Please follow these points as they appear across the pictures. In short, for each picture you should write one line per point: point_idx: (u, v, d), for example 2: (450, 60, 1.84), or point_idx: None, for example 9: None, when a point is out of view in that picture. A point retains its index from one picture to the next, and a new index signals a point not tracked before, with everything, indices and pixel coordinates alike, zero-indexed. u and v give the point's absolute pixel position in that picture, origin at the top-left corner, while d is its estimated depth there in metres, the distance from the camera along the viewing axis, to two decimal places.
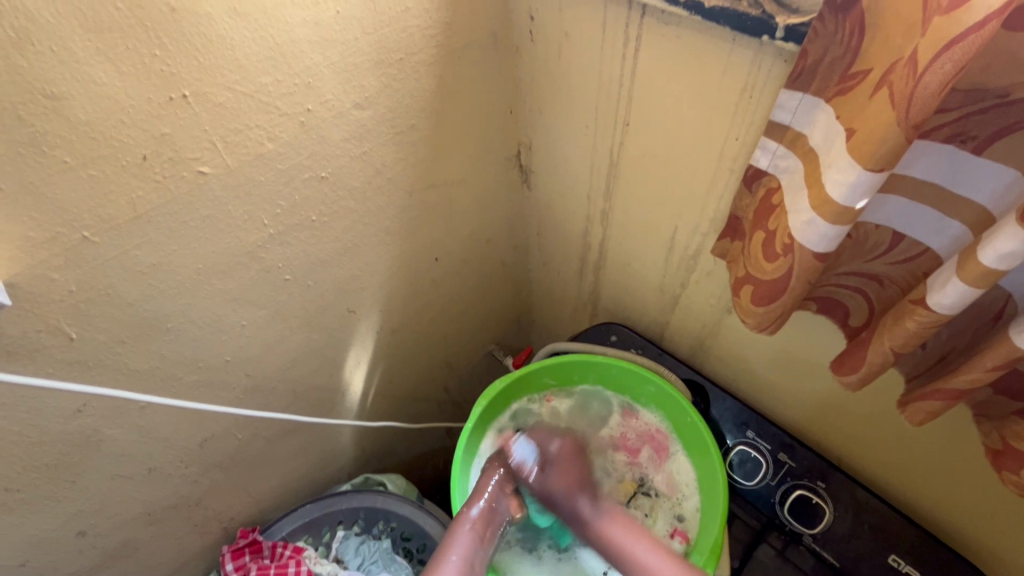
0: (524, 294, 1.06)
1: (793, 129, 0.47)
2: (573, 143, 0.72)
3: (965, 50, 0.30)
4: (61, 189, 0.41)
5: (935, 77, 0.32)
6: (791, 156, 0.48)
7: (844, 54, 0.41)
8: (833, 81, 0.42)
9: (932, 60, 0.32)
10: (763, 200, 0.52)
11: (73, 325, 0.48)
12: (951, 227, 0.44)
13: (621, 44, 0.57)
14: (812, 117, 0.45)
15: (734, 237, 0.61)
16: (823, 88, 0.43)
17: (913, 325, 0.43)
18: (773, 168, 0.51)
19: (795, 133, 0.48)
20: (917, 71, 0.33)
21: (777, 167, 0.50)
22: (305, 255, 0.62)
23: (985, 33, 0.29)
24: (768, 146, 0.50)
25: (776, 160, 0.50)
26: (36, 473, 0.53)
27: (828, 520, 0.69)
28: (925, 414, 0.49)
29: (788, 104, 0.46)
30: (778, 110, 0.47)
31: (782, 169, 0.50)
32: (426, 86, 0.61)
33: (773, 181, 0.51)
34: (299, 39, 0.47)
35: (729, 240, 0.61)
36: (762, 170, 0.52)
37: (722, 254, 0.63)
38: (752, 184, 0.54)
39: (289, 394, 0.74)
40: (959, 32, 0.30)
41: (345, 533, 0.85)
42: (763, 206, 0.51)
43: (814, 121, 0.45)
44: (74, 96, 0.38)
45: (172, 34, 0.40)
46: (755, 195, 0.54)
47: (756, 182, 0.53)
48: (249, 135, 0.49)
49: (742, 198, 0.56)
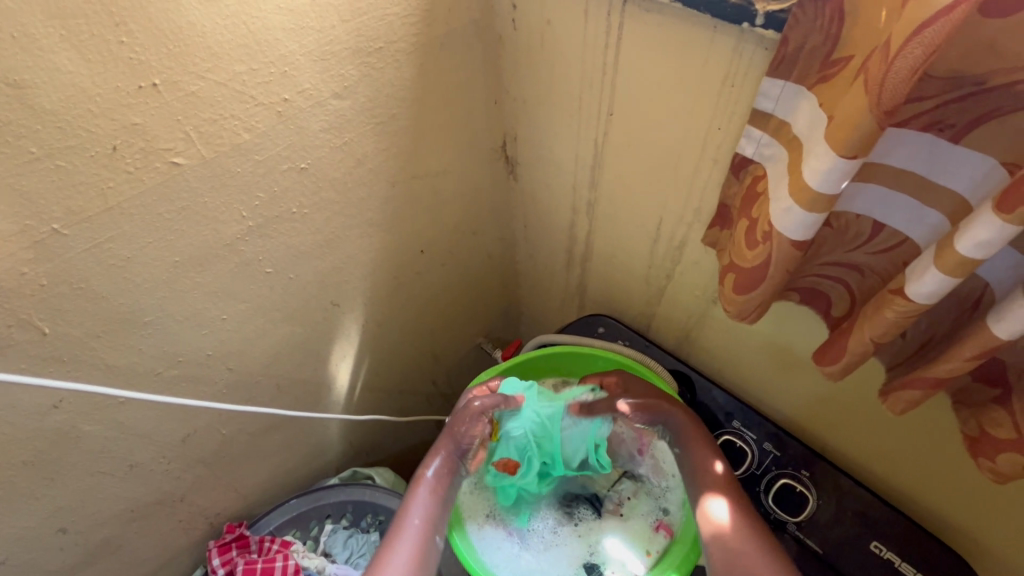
0: (512, 286, 1.06)
1: (777, 117, 0.47)
2: (558, 134, 0.71)
3: (937, 35, 0.30)
4: (28, 180, 0.40)
5: (905, 62, 0.32)
6: (774, 145, 0.48)
7: (824, 42, 0.40)
8: (814, 68, 0.42)
9: (903, 46, 0.31)
10: (748, 188, 0.52)
11: (45, 319, 0.47)
12: (930, 216, 0.44)
13: (603, 32, 0.57)
14: (794, 105, 0.45)
15: (723, 225, 0.60)
16: (804, 75, 0.43)
17: (890, 314, 0.43)
18: (759, 157, 0.50)
19: (777, 121, 0.47)
20: (890, 56, 0.32)
21: (763, 155, 0.50)
22: (286, 248, 0.61)
23: (954, 16, 0.29)
24: (752, 134, 0.50)
25: (761, 149, 0.50)
26: (13, 470, 0.52)
27: (812, 508, 0.70)
28: (905, 404, 0.49)
29: (771, 91, 0.46)
30: (761, 98, 0.47)
31: (767, 158, 0.49)
32: (406, 75, 0.60)
33: (759, 169, 0.51)
34: (274, 27, 0.46)
35: (719, 228, 0.61)
36: (748, 159, 0.52)
37: (715, 242, 0.63)
38: (739, 172, 0.54)
39: (274, 388, 0.73)
40: (929, 17, 0.30)
41: (334, 527, 0.85)
42: (748, 193, 0.51)
43: (796, 108, 0.45)
44: (38, 84, 0.37)
45: (139, 19, 0.39)
46: (742, 182, 0.54)
47: (743, 171, 0.53)
48: (223, 125, 0.48)
49: (730, 186, 0.56)
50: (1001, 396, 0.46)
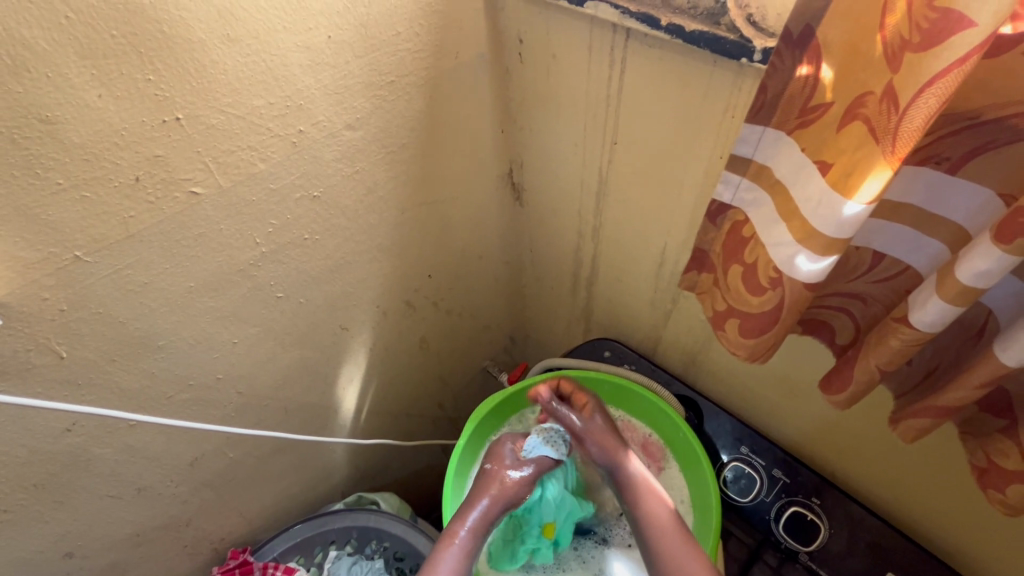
0: (519, 310, 1.06)
1: (754, 163, 0.46)
2: (563, 161, 0.73)
3: (948, 86, 0.31)
4: (55, 210, 0.41)
5: (919, 110, 0.32)
6: (756, 189, 0.47)
7: (802, 89, 0.41)
8: (790, 117, 0.42)
9: (917, 95, 0.32)
10: (731, 233, 0.52)
11: (63, 344, 0.48)
12: (930, 245, 0.44)
13: (606, 65, 0.58)
14: (773, 151, 0.45)
15: (700, 269, 0.59)
16: (782, 122, 0.43)
17: (896, 343, 0.43)
18: (738, 201, 0.50)
19: (756, 167, 0.47)
20: (902, 106, 0.33)
21: (741, 200, 0.49)
22: (297, 273, 0.63)
23: (965, 68, 0.30)
24: (730, 180, 0.49)
25: (740, 193, 0.49)
26: (24, 493, 0.53)
27: (823, 538, 0.69)
28: (915, 431, 0.49)
29: (749, 137, 0.45)
30: (739, 144, 0.46)
31: (748, 202, 0.49)
32: (417, 107, 0.62)
33: (739, 214, 0.50)
34: (292, 63, 0.48)
35: (696, 272, 0.60)
36: (726, 205, 0.51)
37: (691, 285, 0.62)
38: (717, 219, 0.53)
39: (282, 411, 0.73)
40: (941, 68, 0.30)
41: (338, 553, 0.84)
42: (733, 239, 0.51)
43: (777, 155, 0.45)
44: (68, 120, 0.39)
45: (166, 59, 0.41)
46: (720, 228, 0.54)
47: (722, 216, 0.53)
48: (241, 156, 0.50)
49: (707, 231, 0.55)
50: (1007, 427, 0.46)
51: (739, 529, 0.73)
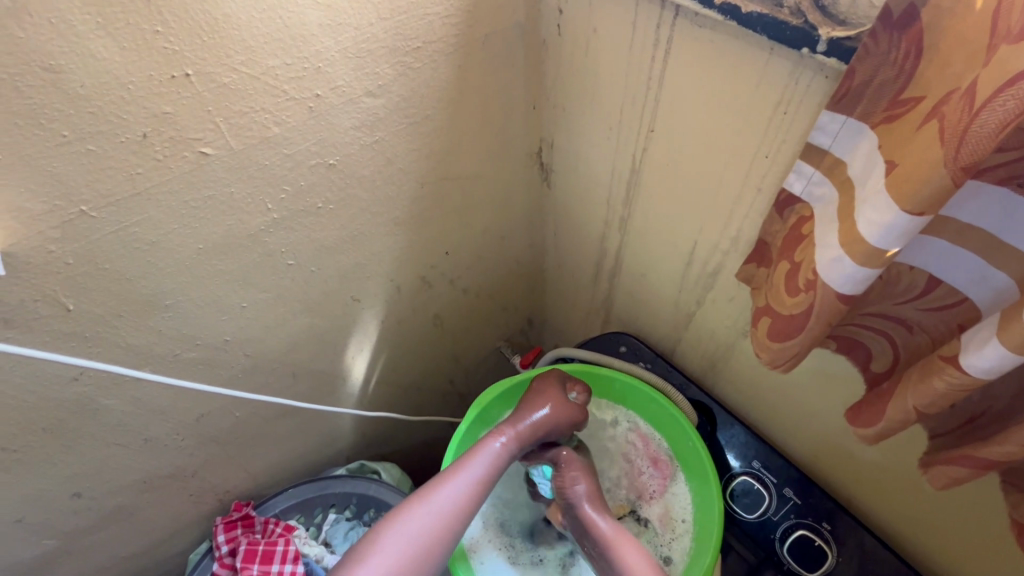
0: (539, 294, 1.04)
1: (832, 155, 0.42)
2: (595, 144, 0.69)
3: None
4: (58, 162, 0.40)
5: (994, 114, 0.28)
6: (827, 184, 0.43)
7: (896, 76, 0.36)
8: (879, 107, 0.38)
9: (994, 95, 0.28)
10: (792, 229, 0.47)
11: (69, 296, 0.48)
12: (995, 278, 0.39)
13: (651, 43, 0.53)
14: (855, 145, 0.41)
15: (760, 264, 0.55)
16: (867, 114, 0.39)
17: (940, 385, 0.39)
18: (807, 195, 0.46)
19: (832, 160, 0.43)
20: (974, 106, 0.29)
21: (812, 194, 0.45)
22: (309, 241, 0.61)
23: None
24: (803, 171, 0.45)
25: (811, 187, 0.45)
26: (33, 436, 0.54)
27: (831, 563, 0.65)
28: (948, 480, 0.46)
29: (829, 127, 0.41)
30: (818, 132, 0.42)
31: (817, 198, 0.45)
32: (443, 76, 0.58)
33: (806, 210, 0.46)
34: (310, 22, 0.45)
35: (755, 266, 0.56)
36: (794, 197, 0.47)
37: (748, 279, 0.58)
38: (783, 211, 0.49)
39: (290, 376, 0.74)
40: None
41: (336, 517, 0.86)
42: (792, 235, 0.47)
43: (856, 150, 0.40)
44: (72, 69, 0.37)
45: (174, 9, 0.39)
46: (785, 222, 0.49)
47: (788, 208, 0.49)
48: (254, 118, 0.48)
49: (772, 223, 0.51)
50: None
51: (740, 543, 0.70)
